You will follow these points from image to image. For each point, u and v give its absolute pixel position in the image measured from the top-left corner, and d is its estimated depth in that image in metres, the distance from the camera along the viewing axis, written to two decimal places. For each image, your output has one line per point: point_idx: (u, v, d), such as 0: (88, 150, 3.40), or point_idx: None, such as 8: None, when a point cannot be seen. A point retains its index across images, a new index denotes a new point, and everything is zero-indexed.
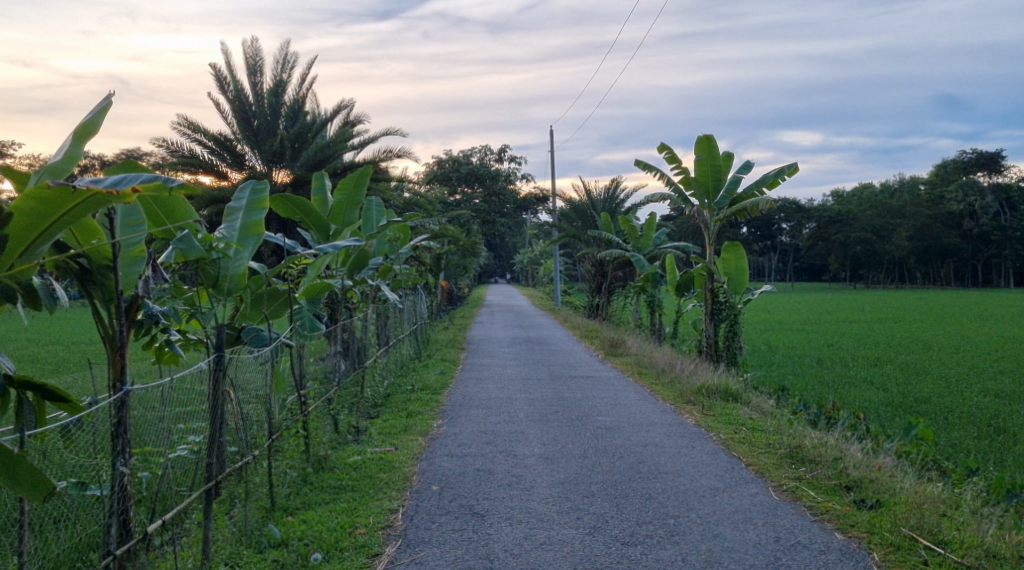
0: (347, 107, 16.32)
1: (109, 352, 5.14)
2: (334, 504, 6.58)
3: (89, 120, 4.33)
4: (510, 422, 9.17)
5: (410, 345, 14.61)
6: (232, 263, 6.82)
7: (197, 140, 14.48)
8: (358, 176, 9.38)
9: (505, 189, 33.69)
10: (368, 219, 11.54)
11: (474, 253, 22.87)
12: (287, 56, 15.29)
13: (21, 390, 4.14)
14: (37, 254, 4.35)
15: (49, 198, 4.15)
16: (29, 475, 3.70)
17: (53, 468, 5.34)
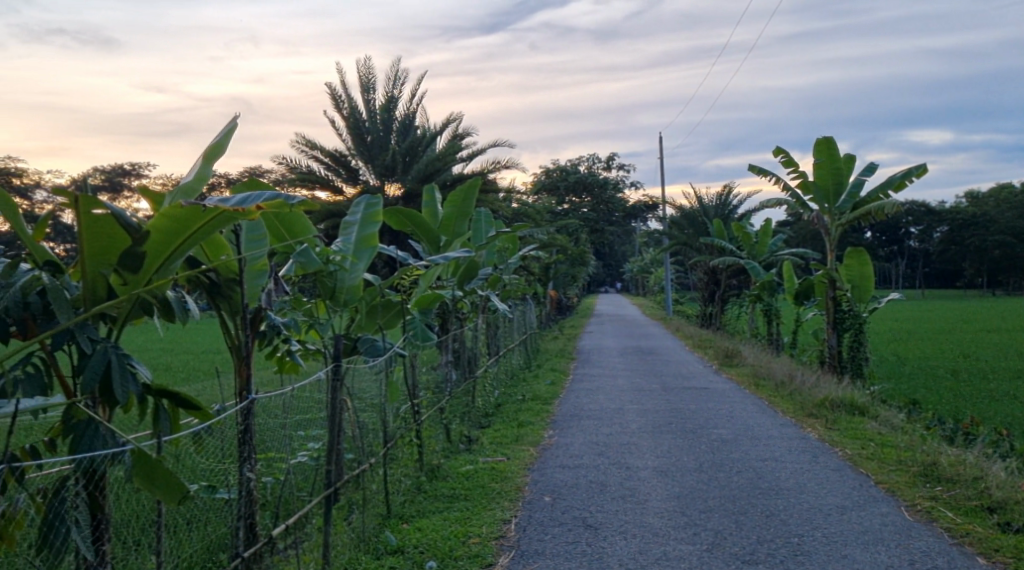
0: (456, 121, 16.57)
1: (235, 361, 5.38)
2: (447, 513, 6.66)
3: (216, 142, 4.51)
4: (622, 434, 9.09)
5: (520, 355, 14.69)
6: (348, 276, 6.97)
7: (313, 157, 14.96)
8: (467, 188, 9.44)
9: (614, 197, 33.48)
10: (478, 230, 11.66)
11: (583, 262, 22.85)
12: (398, 73, 15.64)
13: (156, 397, 4.28)
14: (171, 269, 4.55)
15: (182, 216, 4.36)
16: (166, 480, 3.87)
17: (184, 471, 5.58)
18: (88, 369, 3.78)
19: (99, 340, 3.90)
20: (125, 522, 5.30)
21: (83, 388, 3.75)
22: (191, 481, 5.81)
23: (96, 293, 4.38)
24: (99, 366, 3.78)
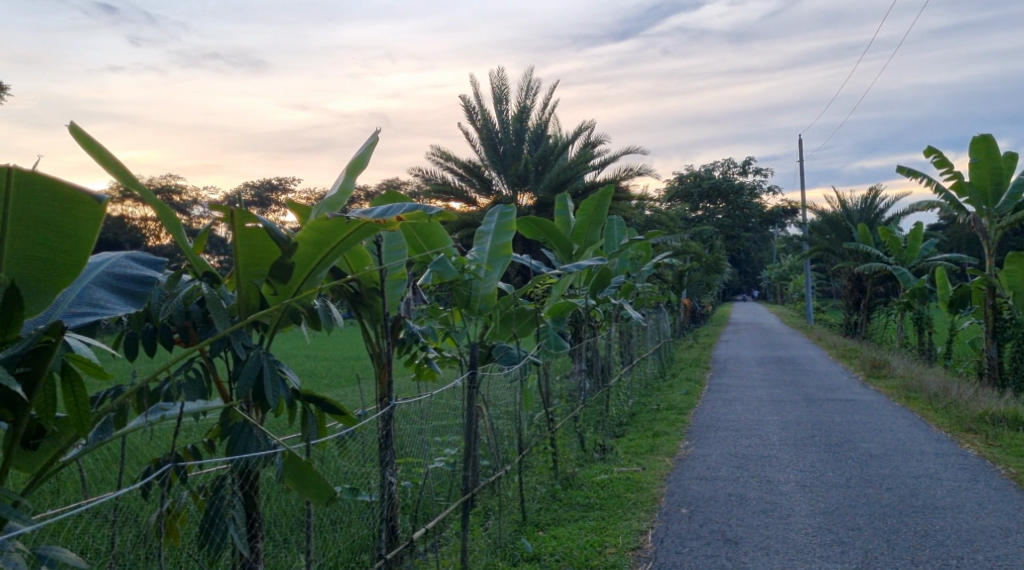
0: (588, 128, 16.58)
1: (376, 368, 5.56)
2: (583, 522, 6.63)
3: (359, 156, 4.67)
4: (762, 446, 8.84)
5: (654, 364, 14.51)
6: (482, 285, 7.08)
7: (447, 168, 15.29)
8: (600, 196, 9.44)
9: (750, 203, 32.66)
10: (611, 238, 11.60)
11: (718, 269, 22.38)
12: (530, 83, 15.77)
13: (305, 402, 4.45)
14: (316, 279, 4.72)
15: (328, 227, 4.52)
16: (315, 482, 4.02)
17: (329, 474, 5.77)
18: (242, 376, 3.96)
19: (253, 347, 4.08)
20: (275, 519, 5.54)
21: (239, 392, 3.93)
22: (335, 483, 6.01)
23: (250, 303, 4.58)
24: (252, 373, 3.95)
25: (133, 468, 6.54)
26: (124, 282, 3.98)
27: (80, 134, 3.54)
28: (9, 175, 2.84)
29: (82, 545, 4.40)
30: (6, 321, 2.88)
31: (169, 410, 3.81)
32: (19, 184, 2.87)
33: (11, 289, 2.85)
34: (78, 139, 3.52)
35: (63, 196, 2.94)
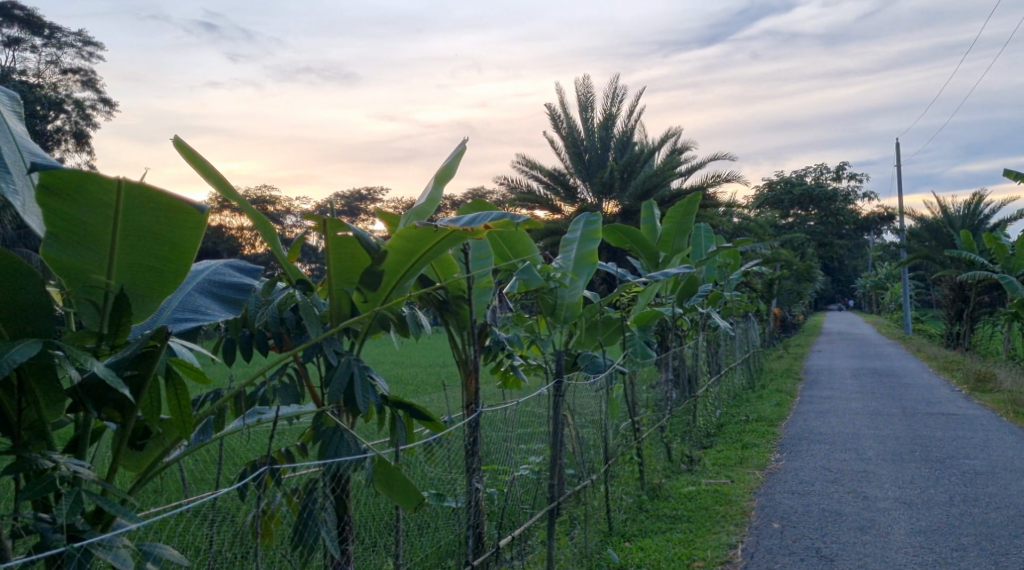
0: (674, 135, 16.44)
1: (462, 375, 5.60)
2: (670, 534, 6.55)
3: (447, 165, 4.71)
4: (858, 461, 8.58)
5: (743, 375, 14.24)
6: (568, 293, 7.05)
7: (533, 177, 15.35)
8: (687, 203, 9.35)
9: (844, 209, 31.83)
10: (698, 245, 11.45)
11: (810, 278, 21.87)
12: (616, 90, 15.71)
13: (394, 408, 4.50)
14: (405, 287, 4.79)
15: (416, 236, 4.58)
16: (404, 487, 4.07)
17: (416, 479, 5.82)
18: (334, 382, 4.03)
19: (344, 353, 4.16)
20: (363, 522, 5.62)
21: (331, 398, 4.01)
22: (423, 488, 6.06)
23: (341, 309, 4.73)
24: (344, 379, 4.02)
25: (231, 471, 6.76)
26: (223, 288, 4.15)
27: (182, 146, 3.66)
28: (119, 188, 2.95)
29: (182, 544, 4.55)
30: (114, 327, 3.00)
31: (265, 413, 3.91)
32: (128, 197, 2.97)
33: (120, 297, 2.97)
34: (182, 152, 3.64)
35: (168, 206, 3.05)
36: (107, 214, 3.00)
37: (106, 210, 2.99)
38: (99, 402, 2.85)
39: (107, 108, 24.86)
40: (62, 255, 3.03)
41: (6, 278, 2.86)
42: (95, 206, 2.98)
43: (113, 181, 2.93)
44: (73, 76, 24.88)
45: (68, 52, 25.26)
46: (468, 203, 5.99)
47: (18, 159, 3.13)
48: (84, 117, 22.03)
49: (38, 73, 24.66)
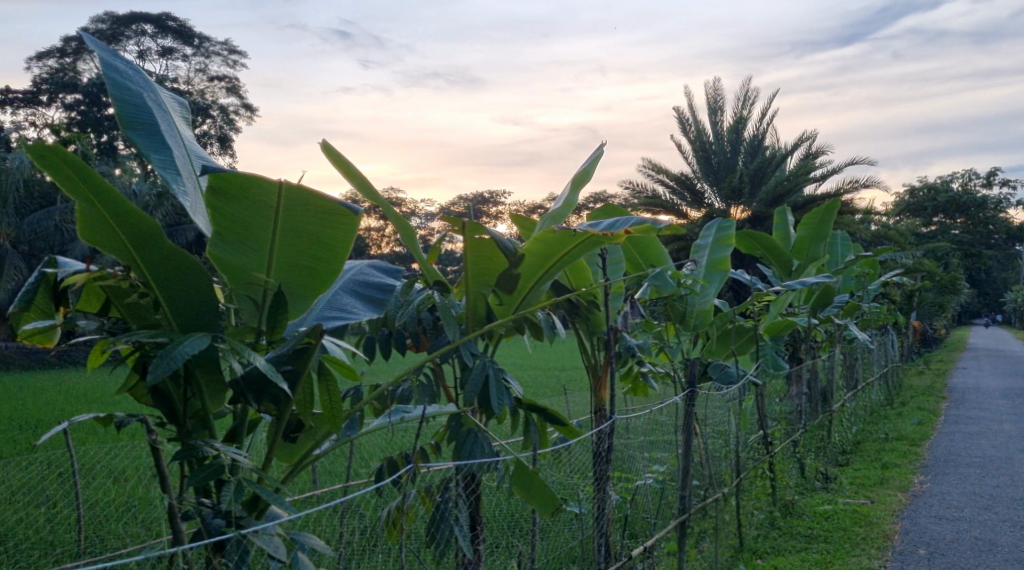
0: (808, 138, 15.96)
1: (591, 381, 5.57)
2: (806, 553, 6.33)
3: (583, 169, 4.68)
4: (1011, 487, 8.08)
5: (881, 391, 13.67)
6: (698, 300, 6.95)
7: (659, 181, 15.18)
8: (824, 209, 8.99)
9: (994, 218, 30.09)
10: (834, 254, 11.02)
11: (955, 290, 20.75)
12: (748, 92, 15.33)
13: (528, 411, 4.49)
14: (539, 291, 4.76)
15: (554, 240, 4.51)
16: (541, 491, 4.05)
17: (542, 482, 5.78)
18: (470, 382, 4.06)
19: (480, 355, 4.18)
20: (491, 524, 5.63)
21: (466, 399, 4.04)
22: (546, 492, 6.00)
23: (477, 312, 4.72)
24: (480, 379, 4.05)
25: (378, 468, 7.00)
26: (367, 288, 4.27)
27: (331, 150, 3.78)
28: (280, 188, 3.08)
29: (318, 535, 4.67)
30: (272, 324, 3.11)
31: (409, 411, 3.96)
32: (288, 198, 3.11)
33: (279, 294, 3.08)
34: (329, 155, 3.75)
35: (323, 208, 3.16)
36: (269, 215, 3.13)
37: (267, 211, 3.13)
38: (259, 395, 2.97)
39: (249, 113, 26.07)
40: (226, 253, 3.18)
41: (181, 279, 3.03)
42: (259, 208, 3.12)
43: (275, 183, 3.07)
44: (220, 82, 26.22)
45: (215, 60, 26.64)
46: (597, 206, 5.83)
47: (188, 164, 3.32)
48: (228, 123, 23.20)
49: (187, 80, 26.14)
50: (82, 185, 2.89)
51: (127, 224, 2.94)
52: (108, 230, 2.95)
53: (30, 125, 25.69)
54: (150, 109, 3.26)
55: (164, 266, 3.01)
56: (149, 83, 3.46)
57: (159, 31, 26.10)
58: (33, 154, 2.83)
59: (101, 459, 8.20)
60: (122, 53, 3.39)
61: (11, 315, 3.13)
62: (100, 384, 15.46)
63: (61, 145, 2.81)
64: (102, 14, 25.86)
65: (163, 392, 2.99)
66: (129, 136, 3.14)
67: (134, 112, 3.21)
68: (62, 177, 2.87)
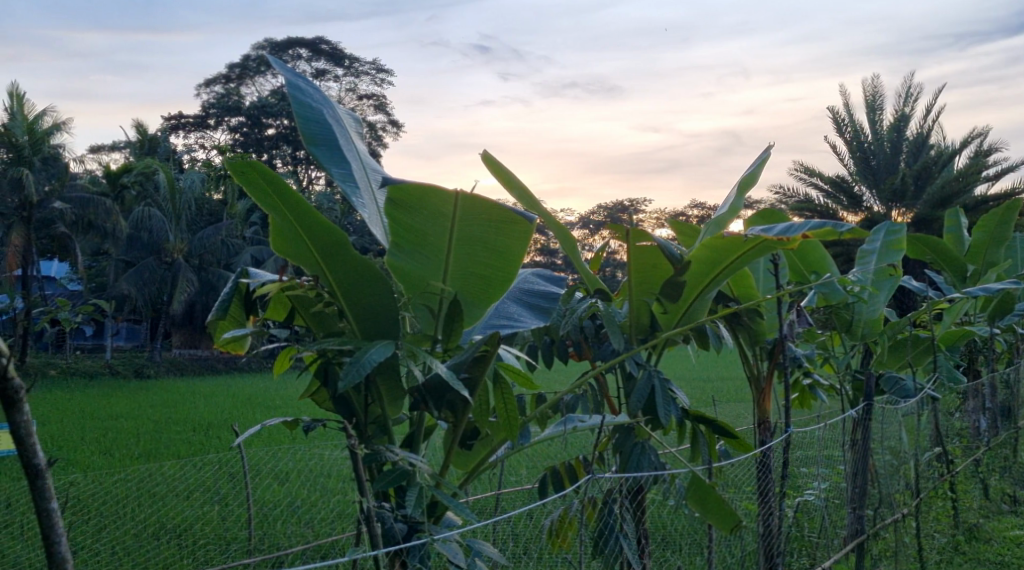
0: (979, 135, 14.98)
1: (755, 393, 5.30)
2: None
3: (750, 172, 4.49)
4: None
5: None
6: (867, 308, 6.58)
7: (811, 184, 14.65)
8: (1003, 210, 8.35)
9: None
10: (1013, 258, 10.24)
11: None
12: (910, 88, 14.55)
13: (695, 422, 4.28)
14: (706, 299, 4.56)
15: (723, 247, 4.34)
16: (718, 506, 3.92)
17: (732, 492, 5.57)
18: (635, 393, 3.90)
19: (645, 364, 4.01)
20: (664, 538, 5.46)
21: (631, 410, 3.88)
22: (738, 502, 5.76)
23: (641, 321, 4.58)
24: (645, 391, 3.87)
25: (532, 478, 7.00)
26: (532, 297, 4.25)
27: (491, 160, 3.72)
28: (456, 200, 3.11)
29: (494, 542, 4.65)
30: (448, 332, 3.14)
31: (583, 421, 3.89)
32: (463, 207, 3.13)
33: (455, 303, 3.11)
34: (492, 166, 3.73)
35: (498, 217, 3.18)
36: (445, 224, 3.17)
37: (444, 221, 3.17)
38: (438, 402, 3.00)
39: (397, 129, 26.88)
40: (403, 263, 3.24)
41: (362, 287, 3.10)
42: (435, 219, 3.17)
43: (450, 194, 3.10)
44: (370, 100, 27.17)
45: (365, 79, 27.60)
46: (755, 213, 5.54)
47: (366, 178, 3.41)
48: (377, 138, 24.00)
49: (340, 99, 27.22)
50: (276, 199, 3.03)
51: (313, 232, 3.06)
52: (297, 239, 3.08)
53: (199, 148, 27.44)
54: (329, 125, 3.36)
55: (347, 273, 3.09)
56: (328, 101, 3.58)
57: (313, 54, 27.31)
58: (232, 169, 3.01)
59: (268, 462, 8.59)
60: (305, 74, 3.53)
61: (208, 324, 3.37)
62: (265, 389, 16.27)
63: (258, 159, 2.98)
64: (262, 40, 27.32)
65: (345, 399, 3.10)
66: (310, 151, 3.24)
67: (319, 129, 3.32)
68: (259, 191, 3.04)
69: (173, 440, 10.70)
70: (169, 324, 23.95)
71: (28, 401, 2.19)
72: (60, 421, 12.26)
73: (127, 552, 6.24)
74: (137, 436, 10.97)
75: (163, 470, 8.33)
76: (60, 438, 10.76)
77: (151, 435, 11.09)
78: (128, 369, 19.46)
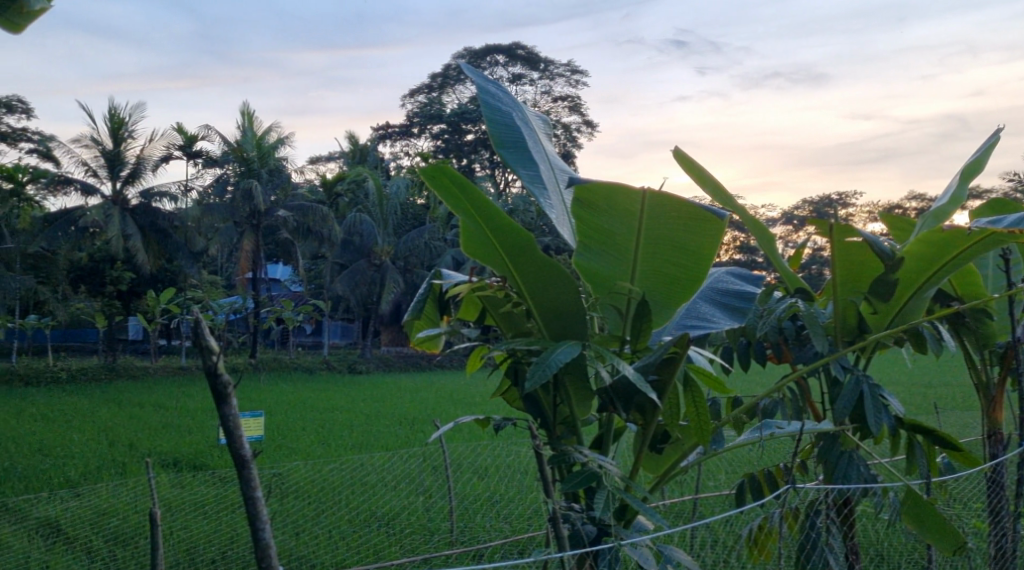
0: None
1: (982, 402, 4.81)
2: None
3: (975, 159, 4.10)
4: None
5: None
6: None
7: None
8: None
9: None
10: None
11: None
12: None
13: (911, 432, 3.95)
14: (923, 298, 4.19)
15: (942, 241, 3.98)
16: (937, 522, 3.58)
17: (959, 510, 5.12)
18: (841, 398, 3.64)
19: (852, 369, 3.74)
20: (880, 557, 5.10)
21: (837, 416, 3.62)
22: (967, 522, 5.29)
23: (848, 323, 4.23)
24: (851, 396, 3.60)
25: (732, 483, 6.79)
26: (727, 297, 4.10)
27: (683, 156, 3.61)
28: (644, 199, 3.04)
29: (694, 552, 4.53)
30: (637, 332, 3.08)
31: (783, 427, 3.69)
32: (651, 205, 3.06)
33: (643, 302, 3.03)
34: (685, 162, 3.61)
35: (687, 213, 3.09)
36: (633, 223, 3.11)
37: (632, 219, 3.11)
38: (626, 404, 2.95)
39: (592, 129, 26.92)
40: (591, 263, 3.21)
41: (549, 286, 3.09)
42: (622, 218, 3.11)
43: (638, 192, 3.03)
44: (565, 102, 27.39)
45: (561, 82, 27.82)
46: (981, 204, 5.04)
47: (554, 178, 3.40)
48: (572, 139, 24.13)
49: (536, 103, 27.61)
50: (465, 201, 3.08)
51: (501, 234, 3.07)
52: (487, 242, 3.12)
53: (405, 156, 28.71)
54: (517, 128, 3.38)
55: (535, 273, 3.09)
56: (518, 104, 3.61)
57: (510, 60, 27.83)
58: (425, 174, 3.08)
59: (468, 457, 8.82)
60: (496, 80, 3.58)
61: (406, 323, 3.53)
62: (465, 387, 16.74)
63: (448, 164, 3.04)
64: (462, 49, 28.17)
65: (535, 399, 3.11)
66: (500, 153, 3.26)
67: (507, 132, 3.35)
68: (449, 195, 3.09)
69: (382, 432, 11.25)
70: (379, 323, 25.20)
71: (236, 394, 2.32)
72: (284, 411, 13.22)
73: (342, 536, 6.59)
74: (351, 428, 11.63)
75: (374, 460, 8.74)
76: (284, 427, 11.57)
77: (362, 427, 11.72)
78: (342, 365, 20.60)
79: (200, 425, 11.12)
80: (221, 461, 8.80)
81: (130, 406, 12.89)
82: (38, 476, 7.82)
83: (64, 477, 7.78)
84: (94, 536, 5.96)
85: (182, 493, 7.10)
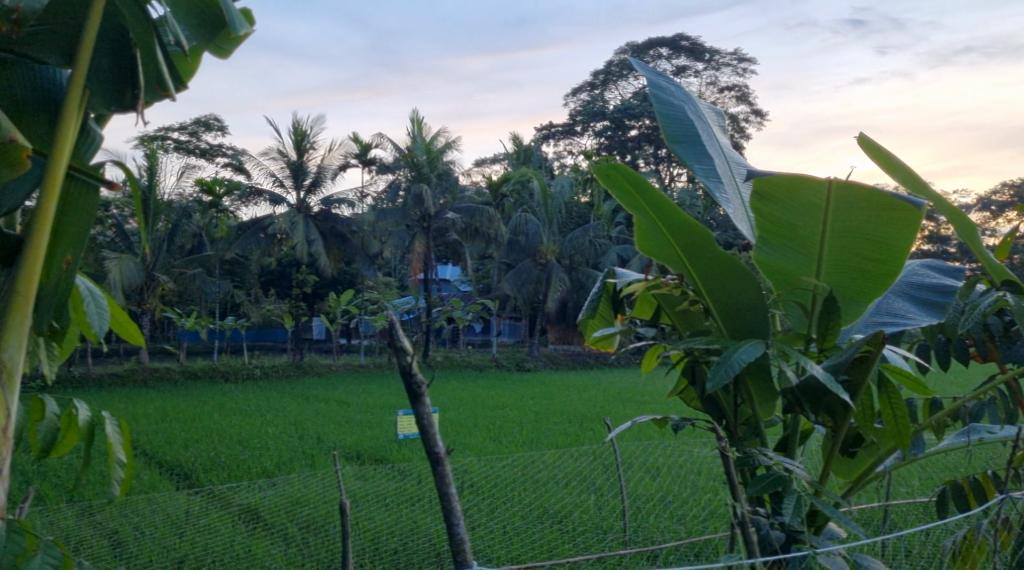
0: None
1: None
2: None
3: None
4: None
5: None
6: None
7: None
8: None
9: None
10: None
11: None
12: None
13: None
14: None
15: None
16: None
17: None
18: None
19: None
20: None
21: None
22: None
23: None
24: None
25: (925, 491, 6.40)
26: (923, 291, 3.83)
27: (871, 142, 3.40)
28: (829, 189, 2.88)
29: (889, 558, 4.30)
30: (824, 329, 2.93)
31: (993, 431, 3.41)
32: (838, 196, 2.89)
33: (830, 299, 2.88)
34: (871, 149, 3.40)
35: (878, 202, 2.91)
36: (817, 215, 2.96)
37: (815, 212, 2.96)
38: (815, 406, 2.80)
39: (760, 119, 26.07)
40: (773, 258, 3.08)
41: (729, 282, 2.99)
42: (805, 210, 2.97)
43: (823, 182, 2.88)
44: (731, 92, 26.66)
45: (726, 71, 27.10)
46: None
47: (729, 172, 3.30)
48: (739, 130, 23.46)
49: (701, 95, 27.02)
50: (640, 198, 3.03)
51: (677, 231, 3.00)
52: (663, 240, 3.06)
53: (569, 154, 28.83)
54: (691, 122, 3.30)
55: (712, 270, 3.01)
56: (690, 97, 3.53)
57: (673, 52, 27.38)
58: (598, 173, 3.06)
59: (641, 455, 8.74)
60: (667, 74, 3.51)
61: (580, 322, 3.52)
62: (633, 385, 16.57)
63: (620, 161, 3.00)
64: (624, 44, 27.96)
65: (715, 398, 3.03)
66: (672, 149, 3.19)
67: (679, 126, 3.27)
68: (624, 193, 3.06)
69: (553, 429, 11.33)
70: (546, 321, 25.45)
71: (428, 393, 2.37)
72: (458, 409, 13.55)
73: (517, 531, 6.66)
74: (522, 424, 11.79)
75: (545, 458, 8.83)
76: (460, 423, 11.86)
77: (533, 424, 11.85)
78: (511, 363, 20.93)
79: (381, 420, 11.57)
80: (401, 454, 9.14)
81: (316, 401, 13.61)
82: (239, 466, 8.38)
83: (263, 466, 8.30)
84: (289, 524, 6.31)
85: (366, 484, 7.39)
